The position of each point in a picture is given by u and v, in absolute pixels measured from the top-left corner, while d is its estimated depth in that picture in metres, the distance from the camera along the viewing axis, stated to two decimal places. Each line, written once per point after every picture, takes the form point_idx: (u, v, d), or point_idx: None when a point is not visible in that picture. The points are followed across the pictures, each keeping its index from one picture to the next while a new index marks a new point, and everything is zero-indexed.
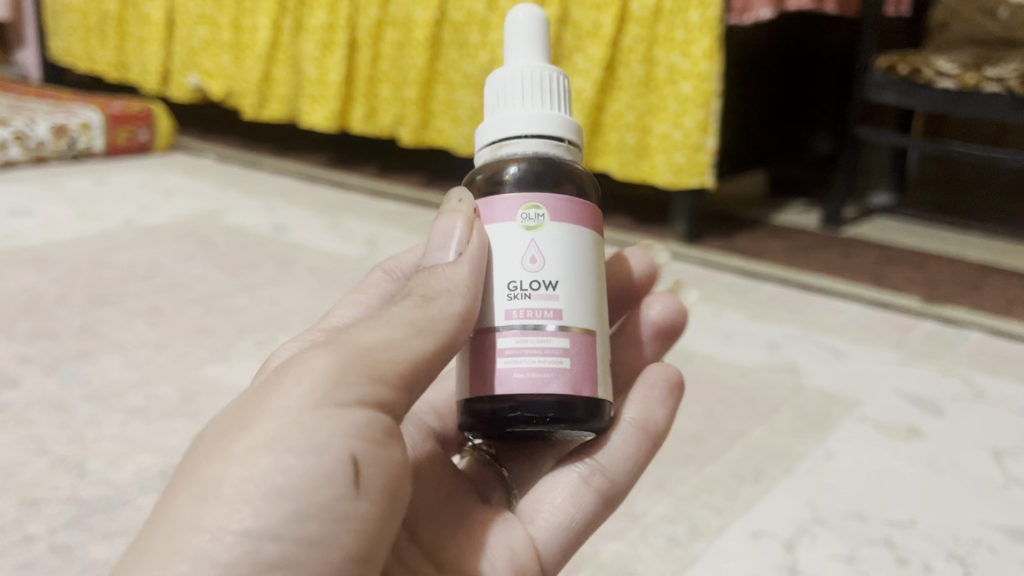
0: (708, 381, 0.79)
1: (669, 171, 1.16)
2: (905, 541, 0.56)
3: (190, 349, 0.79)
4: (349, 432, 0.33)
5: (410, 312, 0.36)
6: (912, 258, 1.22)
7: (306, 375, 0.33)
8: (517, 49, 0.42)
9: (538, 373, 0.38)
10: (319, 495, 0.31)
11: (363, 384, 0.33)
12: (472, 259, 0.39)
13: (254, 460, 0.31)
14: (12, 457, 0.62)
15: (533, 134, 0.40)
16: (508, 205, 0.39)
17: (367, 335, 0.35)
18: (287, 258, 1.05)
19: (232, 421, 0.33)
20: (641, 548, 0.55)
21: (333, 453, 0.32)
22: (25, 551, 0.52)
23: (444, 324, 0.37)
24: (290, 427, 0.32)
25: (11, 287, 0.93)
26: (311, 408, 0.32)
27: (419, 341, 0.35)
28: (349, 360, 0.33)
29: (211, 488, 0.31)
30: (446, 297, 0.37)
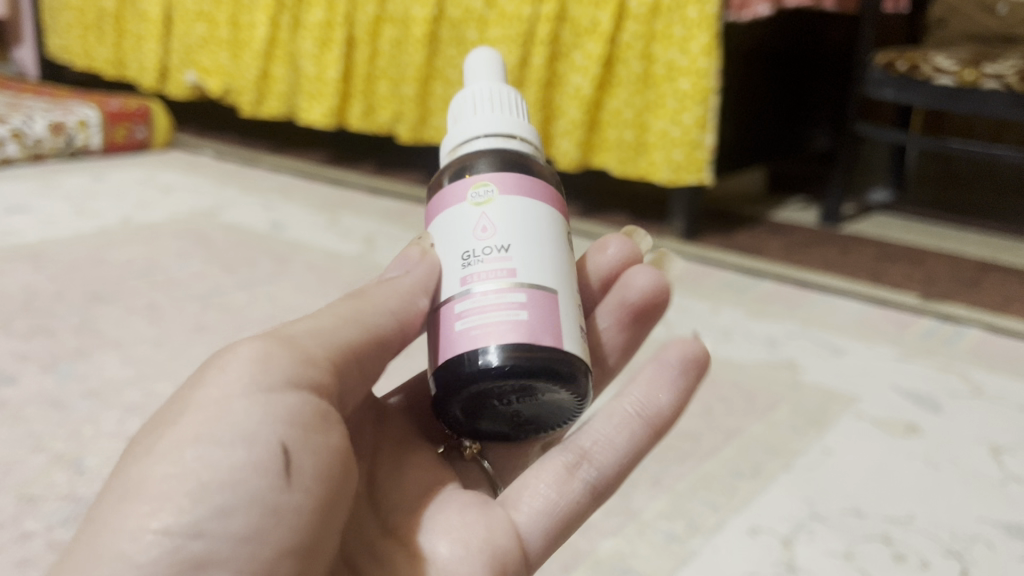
0: (705, 377, 0.79)
1: (666, 169, 1.16)
2: (902, 537, 0.56)
3: (187, 346, 0.79)
4: (277, 417, 0.32)
5: (343, 304, 0.38)
6: (910, 255, 1.22)
7: (233, 364, 0.33)
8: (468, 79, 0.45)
9: (494, 326, 0.36)
10: (246, 485, 0.30)
11: (293, 369, 0.33)
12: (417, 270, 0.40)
13: (178, 455, 0.30)
14: (9, 455, 0.62)
15: (480, 133, 0.41)
16: (459, 189, 0.40)
17: (299, 325, 0.36)
18: (285, 255, 1.05)
19: (162, 417, 0.33)
20: (638, 544, 0.55)
21: (260, 441, 0.31)
22: (23, 548, 0.52)
23: (380, 320, 0.38)
24: (215, 415, 0.31)
25: (8, 285, 0.93)
26: (238, 395, 0.32)
27: (352, 333, 0.37)
28: (278, 347, 0.34)
29: (136, 486, 0.30)
30: (379, 294, 0.39)
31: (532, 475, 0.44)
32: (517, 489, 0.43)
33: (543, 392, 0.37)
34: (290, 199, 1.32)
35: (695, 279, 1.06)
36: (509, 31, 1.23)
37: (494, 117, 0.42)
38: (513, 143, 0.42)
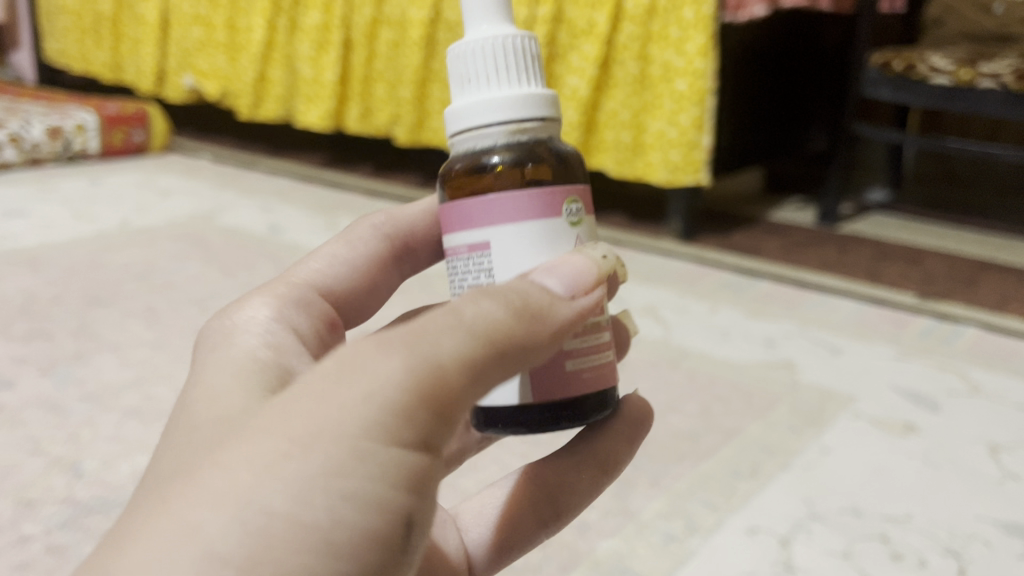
0: (704, 378, 0.79)
1: (664, 170, 1.16)
2: (900, 536, 0.56)
3: (186, 349, 0.79)
4: (401, 480, 0.27)
5: (494, 322, 0.29)
6: (908, 254, 1.22)
7: (374, 399, 0.26)
8: (481, 16, 0.37)
9: (597, 371, 0.38)
10: (365, 546, 0.26)
11: (424, 422, 0.27)
12: (585, 308, 0.33)
13: (307, 494, 0.25)
14: (8, 458, 0.62)
15: (542, 116, 0.37)
16: (553, 200, 0.36)
17: (446, 346, 0.27)
18: (282, 258, 1.05)
19: (278, 422, 0.26)
20: (636, 544, 0.55)
21: (385, 508, 0.26)
22: (21, 551, 0.52)
23: (523, 349, 0.30)
24: (352, 463, 0.26)
25: (6, 289, 0.93)
26: (372, 446, 0.26)
27: (491, 370, 0.29)
28: (415, 385, 0.27)
29: (253, 509, 0.25)
30: (544, 309, 0.31)
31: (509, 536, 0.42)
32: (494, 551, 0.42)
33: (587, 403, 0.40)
34: (288, 202, 1.32)
35: (693, 280, 1.07)
36: None
37: (547, 93, 0.37)
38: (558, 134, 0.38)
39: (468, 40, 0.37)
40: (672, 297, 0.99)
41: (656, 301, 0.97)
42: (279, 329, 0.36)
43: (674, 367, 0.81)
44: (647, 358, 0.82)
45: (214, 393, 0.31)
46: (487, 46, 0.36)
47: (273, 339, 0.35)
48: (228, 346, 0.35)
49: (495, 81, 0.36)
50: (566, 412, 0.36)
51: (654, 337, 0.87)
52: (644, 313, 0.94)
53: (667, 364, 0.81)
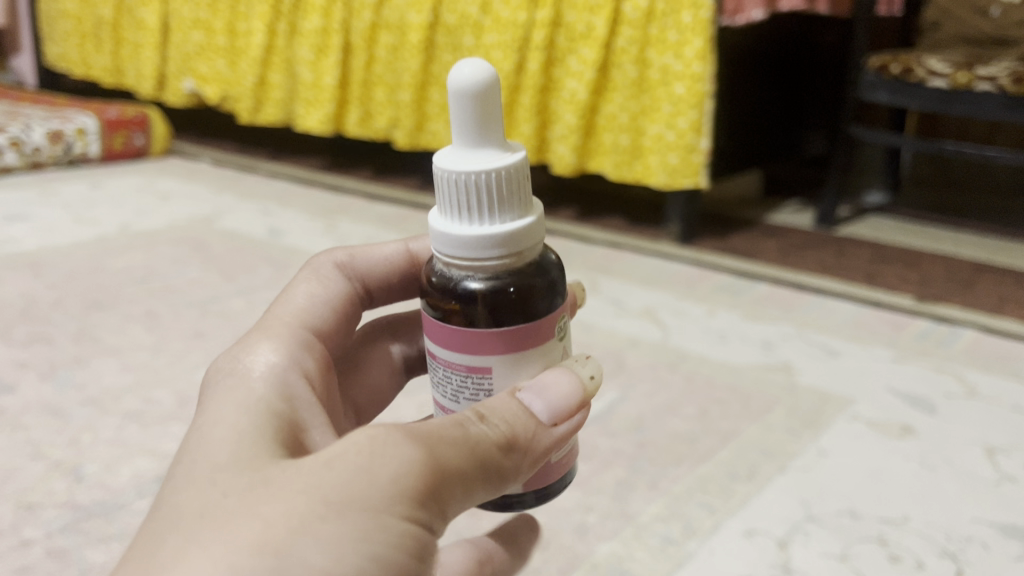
0: (702, 381, 0.79)
1: (663, 173, 1.17)
2: (897, 538, 0.57)
3: (186, 352, 0.80)
4: (416, 552, 0.28)
5: (489, 442, 0.31)
6: (906, 256, 1.23)
7: (401, 481, 0.28)
8: (470, 129, 0.33)
9: (567, 454, 0.38)
10: None
11: (432, 515, 0.29)
12: (559, 437, 0.34)
13: (339, 550, 0.26)
14: (9, 462, 0.62)
15: (538, 241, 0.34)
16: (552, 321, 0.35)
17: (453, 458, 0.30)
18: (282, 262, 1.05)
19: (307, 482, 0.28)
20: (634, 547, 0.55)
21: (401, 574, 0.27)
22: (22, 556, 0.52)
23: (505, 476, 0.32)
24: (378, 530, 0.27)
25: (7, 293, 0.93)
26: (396, 517, 0.28)
27: (484, 486, 0.31)
28: (432, 480, 0.29)
29: (292, 563, 0.25)
30: (527, 439, 0.33)
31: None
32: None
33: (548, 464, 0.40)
34: (287, 205, 1.33)
35: (691, 283, 1.07)
36: (504, 37, 1.24)
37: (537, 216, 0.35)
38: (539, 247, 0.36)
39: (456, 162, 0.33)
40: (670, 300, 0.99)
41: (654, 304, 0.98)
42: (287, 375, 0.35)
43: (672, 370, 0.81)
44: (645, 362, 0.83)
45: (234, 435, 0.31)
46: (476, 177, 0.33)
47: (281, 387, 0.34)
48: (240, 397, 0.33)
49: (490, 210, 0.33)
50: (539, 494, 0.37)
51: (653, 340, 0.88)
52: (642, 316, 0.94)
53: (665, 367, 0.82)
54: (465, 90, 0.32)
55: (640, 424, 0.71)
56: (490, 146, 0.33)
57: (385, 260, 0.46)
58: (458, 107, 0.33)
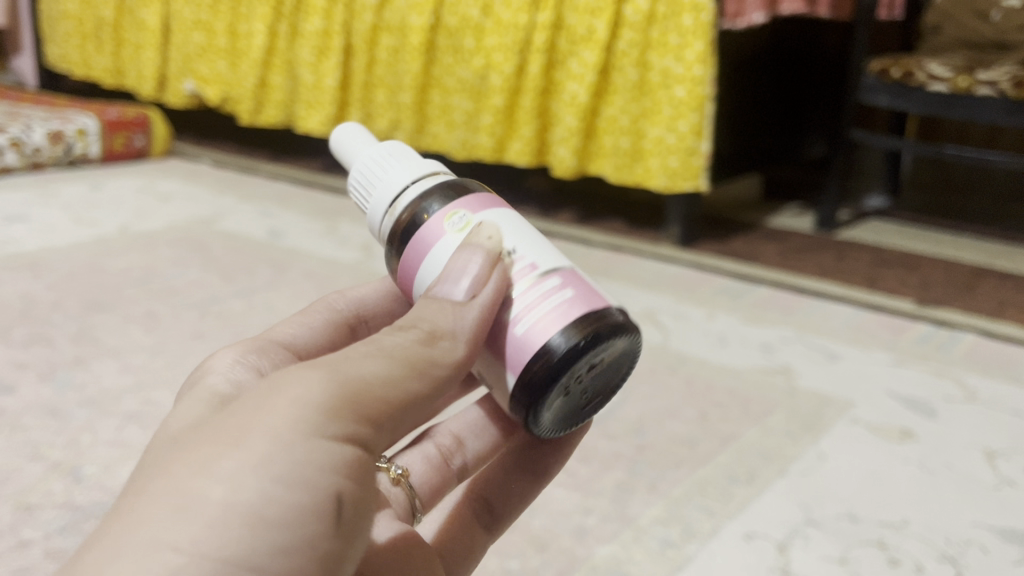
0: (701, 384, 0.79)
1: (663, 175, 1.17)
2: (896, 542, 0.57)
3: (186, 354, 0.80)
4: (337, 467, 0.27)
5: (410, 345, 0.31)
6: (906, 260, 1.23)
7: (301, 401, 0.27)
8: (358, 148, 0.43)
9: (557, 312, 0.34)
10: (304, 530, 0.25)
11: (353, 423, 0.28)
12: (486, 307, 0.33)
13: (239, 479, 0.25)
14: (8, 463, 0.62)
15: (408, 180, 0.39)
16: (432, 224, 0.37)
17: (364, 367, 0.29)
18: (282, 263, 1.05)
19: (208, 433, 0.27)
20: (633, 551, 0.55)
21: (321, 488, 0.26)
22: (21, 556, 0.52)
23: (441, 370, 0.31)
24: (282, 451, 0.26)
25: (6, 294, 0.93)
26: (303, 435, 0.26)
27: (412, 385, 0.30)
28: (338, 392, 0.28)
29: (191, 501, 0.24)
30: (453, 330, 0.32)
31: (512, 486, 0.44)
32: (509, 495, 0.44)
33: (617, 344, 0.35)
34: (287, 207, 1.33)
35: (692, 286, 1.07)
36: (505, 39, 1.24)
37: (409, 163, 0.40)
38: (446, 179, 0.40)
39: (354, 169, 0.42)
40: (670, 303, 0.99)
41: (654, 307, 0.98)
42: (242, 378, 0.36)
43: (672, 372, 0.81)
44: (645, 364, 0.83)
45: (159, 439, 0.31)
46: (356, 166, 0.41)
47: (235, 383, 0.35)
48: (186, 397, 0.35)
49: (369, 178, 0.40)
50: (541, 378, 0.34)
51: (652, 342, 0.88)
52: (642, 319, 0.94)
53: (665, 370, 0.82)
54: (337, 146, 0.44)
55: (640, 427, 0.71)
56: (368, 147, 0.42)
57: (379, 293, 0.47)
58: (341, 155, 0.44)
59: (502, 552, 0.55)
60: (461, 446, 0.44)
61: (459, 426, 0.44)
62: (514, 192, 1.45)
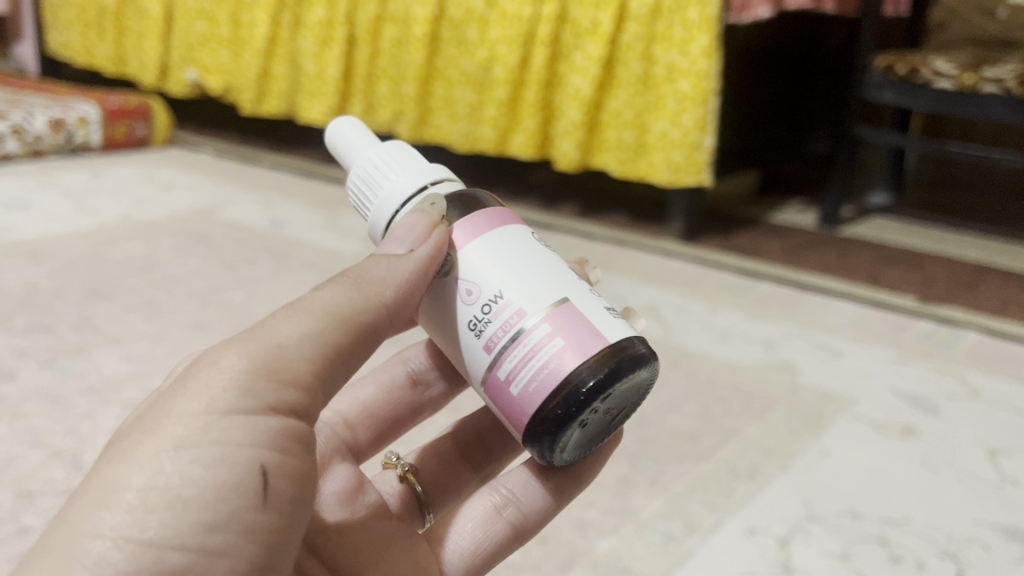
0: (703, 378, 0.79)
1: (666, 170, 1.17)
2: (898, 539, 0.56)
3: (187, 343, 0.79)
4: (257, 440, 0.31)
5: (342, 299, 0.34)
6: (908, 258, 1.22)
7: (213, 383, 0.31)
8: (358, 146, 0.44)
9: (549, 369, 0.36)
10: (225, 505, 0.30)
11: (272, 390, 0.31)
12: (423, 258, 0.36)
13: (156, 466, 0.29)
14: (9, 449, 0.62)
15: (399, 203, 0.40)
16: (403, 232, 0.37)
17: (284, 330, 0.32)
18: (284, 254, 1.05)
19: (142, 420, 0.31)
20: (635, 544, 0.55)
21: (241, 463, 0.31)
22: (21, 542, 0.52)
23: (370, 315, 0.34)
24: (197, 434, 0.30)
25: (7, 281, 0.92)
26: (220, 415, 0.31)
27: (337, 333, 0.33)
28: (251, 363, 0.31)
29: (114, 493, 0.29)
30: (384, 281, 0.35)
31: (542, 499, 0.45)
32: (533, 511, 0.45)
33: (619, 382, 0.36)
34: (289, 197, 1.32)
35: (694, 280, 1.07)
36: (508, 31, 1.23)
37: (421, 169, 0.42)
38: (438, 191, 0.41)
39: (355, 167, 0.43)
40: (672, 297, 0.99)
41: (656, 301, 0.97)
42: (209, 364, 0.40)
43: (673, 367, 0.81)
44: None
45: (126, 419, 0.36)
46: (365, 165, 0.42)
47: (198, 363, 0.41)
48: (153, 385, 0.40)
49: (379, 182, 0.42)
50: (547, 425, 0.37)
51: (655, 337, 0.88)
52: (644, 314, 0.94)
53: (667, 364, 0.81)
54: (334, 145, 0.45)
55: (642, 421, 0.71)
56: (372, 147, 0.43)
57: None
58: (337, 152, 0.45)
59: None
60: (481, 445, 0.51)
61: None
62: (516, 185, 1.44)
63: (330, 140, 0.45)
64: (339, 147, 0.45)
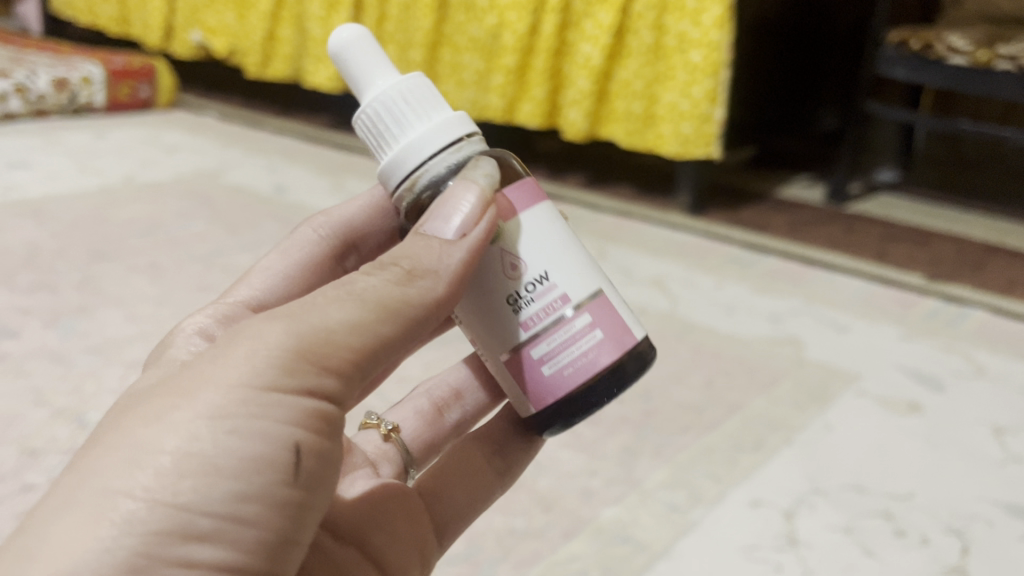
0: (708, 351, 0.79)
1: (675, 142, 1.16)
2: (903, 513, 0.56)
3: (191, 305, 0.79)
4: (293, 419, 0.30)
5: (389, 288, 0.33)
6: (915, 235, 1.22)
7: (256, 356, 0.30)
8: (373, 71, 0.40)
9: (585, 359, 0.38)
10: (257, 478, 0.29)
11: (313, 372, 0.30)
12: (475, 243, 0.35)
13: (192, 432, 0.29)
14: (13, 407, 0.62)
15: (436, 152, 0.38)
16: (446, 207, 0.36)
17: (333, 314, 0.31)
18: (289, 218, 1.04)
19: (180, 385, 0.30)
20: (639, 513, 0.55)
21: (275, 439, 0.30)
22: (26, 499, 0.52)
23: (417, 307, 0.33)
24: (235, 404, 0.29)
25: (10, 240, 0.92)
26: (257, 390, 0.30)
27: (386, 324, 0.32)
28: (296, 342, 0.30)
29: (148, 454, 0.28)
30: (434, 271, 0.34)
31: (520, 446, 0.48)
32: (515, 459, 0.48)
33: (636, 378, 0.39)
34: (293, 162, 1.31)
35: (701, 253, 1.06)
36: None
37: (455, 116, 0.40)
38: (472, 148, 0.39)
39: (369, 94, 0.40)
40: (678, 270, 0.99)
41: (662, 274, 0.97)
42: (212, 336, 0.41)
43: (679, 339, 0.81)
44: (653, 330, 0.82)
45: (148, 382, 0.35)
46: (387, 98, 0.39)
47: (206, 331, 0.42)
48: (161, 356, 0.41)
49: (409, 124, 0.39)
50: (570, 409, 0.38)
51: (660, 309, 0.87)
52: (649, 285, 0.93)
53: (672, 337, 0.81)
54: (341, 59, 0.40)
55: (648, 391, 0.71)
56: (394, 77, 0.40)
57: (362, 211, 0.51)
58: (348, 67, 0.40)
59: (507, 510, 0.55)
60: (457, 399, 0.50)
61: (457, 379, 0.50)
62: (522, 155, 1.43)
63: (331, 51, 0.40)
64: (348, 63, 0.40)
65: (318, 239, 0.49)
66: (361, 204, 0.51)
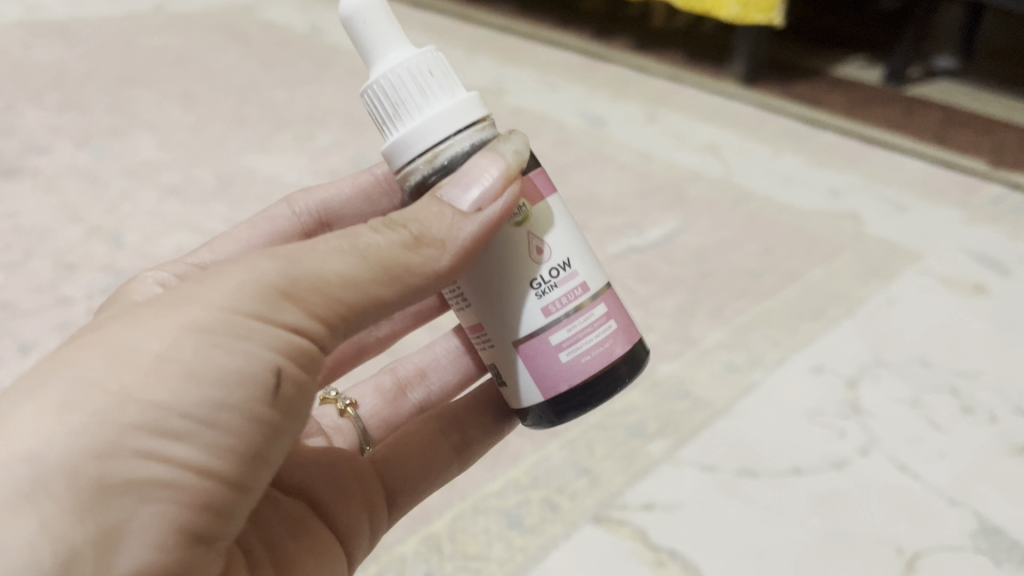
0: (765, 219, 0.75)
1: (736, 5, 1.08)
2: (969, 390, 0.54)
3: (225, 136, 0.75)
4: (277, 345, 0.26)
5: (391, 247, 0.28)
6: (978, 122, 1.16)
7: (245, 283, 0.26)
8: (382, 33, 0.31)
9: (602, 348, 0.32)
10: (237, 393, 0.25)
11: (302, 313, 0.26)
12: (492, 220, 0.29)
13: (175, 338, 0.25)
14: (46, 222, 0.59)
15: (461, 129, 0.31)
16: (468, 172, 0.30)
17: (329, 264, 0.27)
18: (325, 57, 0.99)
19: (161, 297, 0.26)
20: (697, 370, 0.53)
21: (260, 360, 0.26)
22: (63, 312, 0.51)
23: (418, 275, 0.29)
24: (221, 321, 0.25)
25: (37, 59, 0.88)
26: (245, 315, 0.26)
27: (382, 287, 0.28)
28: (288, 281, 0.26)
29: (124, 351, 0.25)
30: (439, 240, 0.29)
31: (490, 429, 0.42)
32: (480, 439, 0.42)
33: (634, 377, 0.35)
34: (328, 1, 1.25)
35: (756, 124, 1.01)
36: None
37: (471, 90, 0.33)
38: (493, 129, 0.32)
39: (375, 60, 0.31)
40: (732, 138, 0.94)
41: (716, 140, 0.92)
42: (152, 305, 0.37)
43: (734, 207, 0.77)
44: (707, 196, 0.78)
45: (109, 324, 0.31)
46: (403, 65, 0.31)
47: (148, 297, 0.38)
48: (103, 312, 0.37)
49: (429, 96, 0.31)
50: (580, 400, 0.32)
51: (714, 175, 0.83)
52: (702, 151, 0.89)
53: (726, 203, 0.77)
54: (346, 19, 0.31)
55: (701, 255, 0.68)
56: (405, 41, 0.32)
57: (345, 189, 0.46)
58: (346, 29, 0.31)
59: None
60: (422, 377, 0.46)
61: (423, 359, 0.46)
62: (567, 14, 1.36)
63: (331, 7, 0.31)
64: (350, 23, 0.31)
65: (295, 215, 0.45)
66: (351, 184, 0.46)
